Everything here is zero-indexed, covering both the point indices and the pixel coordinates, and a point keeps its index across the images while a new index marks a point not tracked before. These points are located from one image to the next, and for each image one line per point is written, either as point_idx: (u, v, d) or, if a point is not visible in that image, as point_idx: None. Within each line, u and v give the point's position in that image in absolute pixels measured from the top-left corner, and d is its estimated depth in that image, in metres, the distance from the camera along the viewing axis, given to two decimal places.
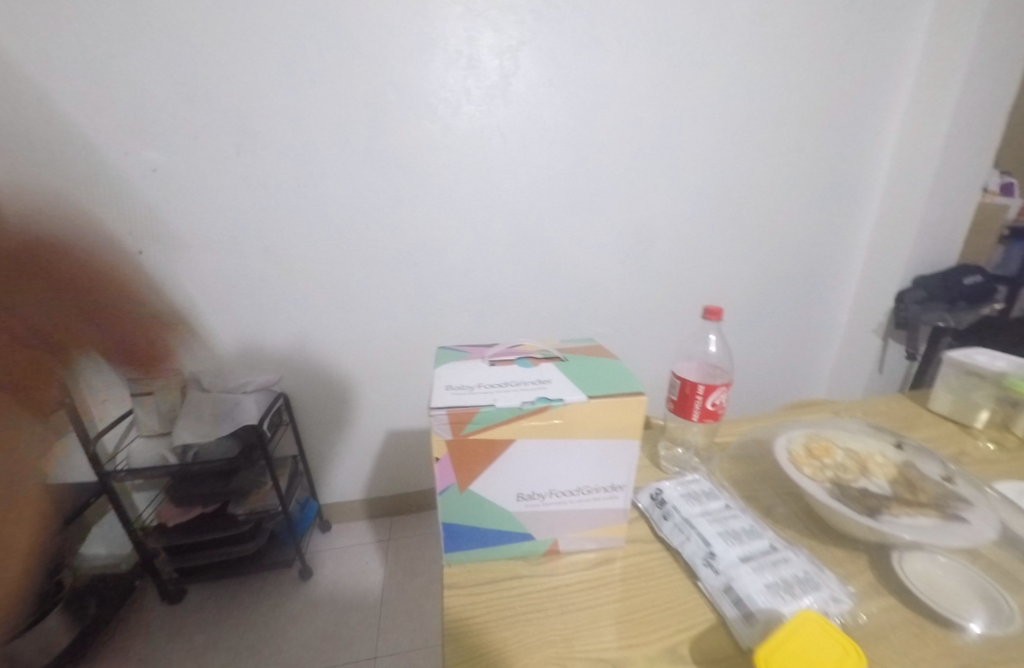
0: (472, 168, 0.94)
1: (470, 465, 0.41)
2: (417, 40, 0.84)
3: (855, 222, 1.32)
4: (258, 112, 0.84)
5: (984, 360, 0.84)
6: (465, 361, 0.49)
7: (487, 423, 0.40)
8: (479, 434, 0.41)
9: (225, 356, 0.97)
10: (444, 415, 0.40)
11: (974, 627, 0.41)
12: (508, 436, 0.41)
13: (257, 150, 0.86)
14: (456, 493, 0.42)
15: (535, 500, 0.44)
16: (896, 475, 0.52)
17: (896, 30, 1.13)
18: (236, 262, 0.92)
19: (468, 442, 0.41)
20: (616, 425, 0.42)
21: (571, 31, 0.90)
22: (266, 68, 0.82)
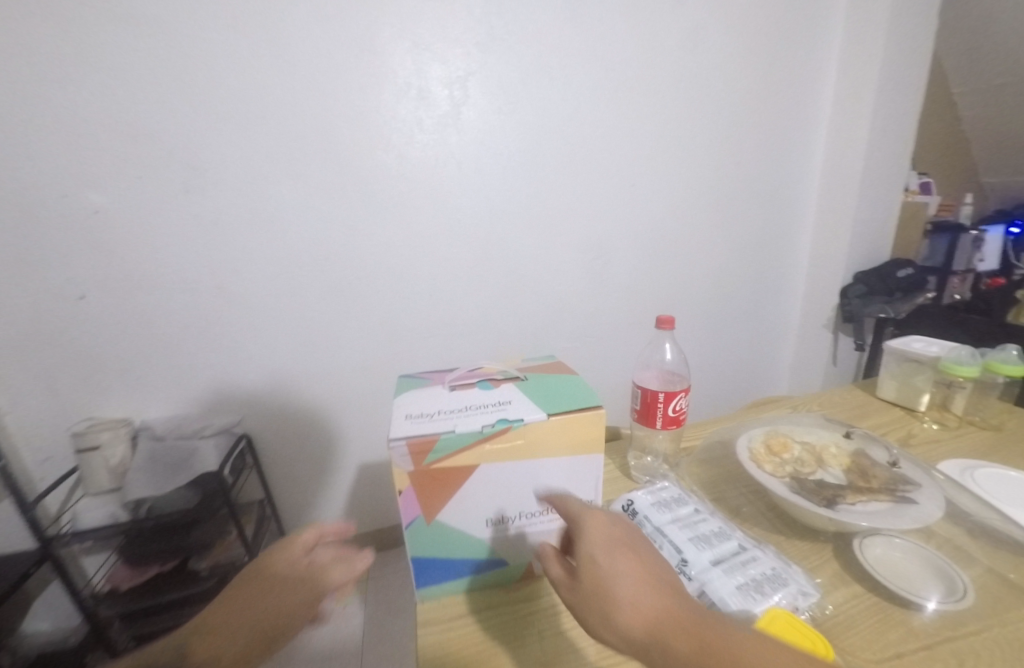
0: (428, 194, 0.95)
1: (435, 494, 0.41)
2: (366, 74, 0.85)
3: (796, 226, 1.41)
4: (204, 149, 0.82)
5: (920, 346, 0.90)
6: (425, 389, 0.48)
7: (448, 450, 0.40)
8: (441, 463, 0.40)
9: (180, 400, 0.92)
10: (404, 446, 0.40)
11: (932, 606, 0.43)
12: (471, 461, 0.41)
13: (206, 187, 0.84)
14: (423, 524, 0.41)
15: (505, 523, 0.43)
16: (849, 464, 0.54)
17: (814, 50, 1.22)
18: (189, 302, 0.88)
19: (431, 471, 0.40)
20: (578, 437, 0.43)
21: (517, 60, 0.93)
22: (210, 107, 0.80)
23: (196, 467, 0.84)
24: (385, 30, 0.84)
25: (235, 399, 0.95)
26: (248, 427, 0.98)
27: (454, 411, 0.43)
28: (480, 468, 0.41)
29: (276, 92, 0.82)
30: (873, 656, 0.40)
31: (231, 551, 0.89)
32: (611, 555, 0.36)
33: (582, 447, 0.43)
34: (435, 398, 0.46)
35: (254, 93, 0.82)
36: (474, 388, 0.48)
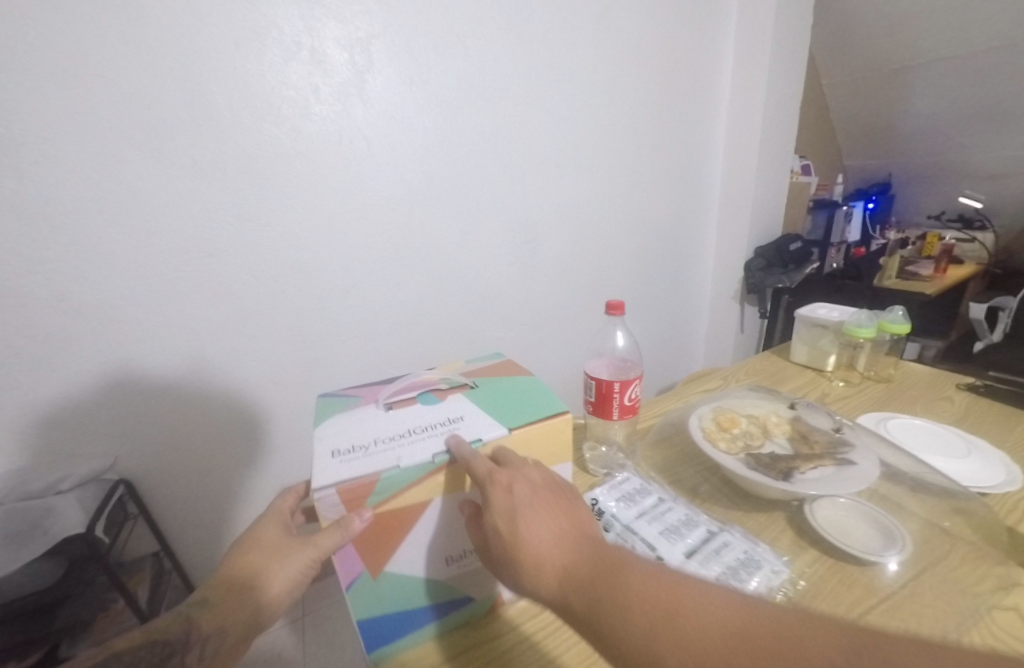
0: (337, 176, 0.83)
1: (381, 545, 0.37)
2: (244, 29, 0.71)
3: (704, 205, 1.48)
4: (16, 116, 0.61)
5: (824, 312, 0.97)
6: (359, 412, 0.45)
7: (391, 491, 0.37)
8: (383, 507, 0.37)
9: (11, 452, 0.69)
10: (332, 495, 0.36)
11: (891, 565, 0.44)
12: (420, 498, 0.38)
13: (25, 167, 0.63)
14: (368, 580, 0.37)
15: (466, 559, 0.40)
16: (791, 431, 0.55)
17: (709, 36, 1.28)
18: (12, 321, 0.66)
19: (373, 516, 0.37)
20: (539, 451, 0.42)
21: (425, 26, 0.85)
22: (23, 58, 0.60)
23: (52, 532, 0.65)
24: None
25: (100, 436, 0.74)
26: (123, 470, 0.77)
27: (395, 442, 0.40)
28: (432, 503, 0.38)
29: (120, 43, 0.64)
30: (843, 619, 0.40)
31: (119, 621, 0.74)
32: (513, 524, 0.35)
33: (549, 457, 0.43)
34: (371, 426, 0.42)
35: (88, 44, 0.63)
36: (416, 404, 0.46)
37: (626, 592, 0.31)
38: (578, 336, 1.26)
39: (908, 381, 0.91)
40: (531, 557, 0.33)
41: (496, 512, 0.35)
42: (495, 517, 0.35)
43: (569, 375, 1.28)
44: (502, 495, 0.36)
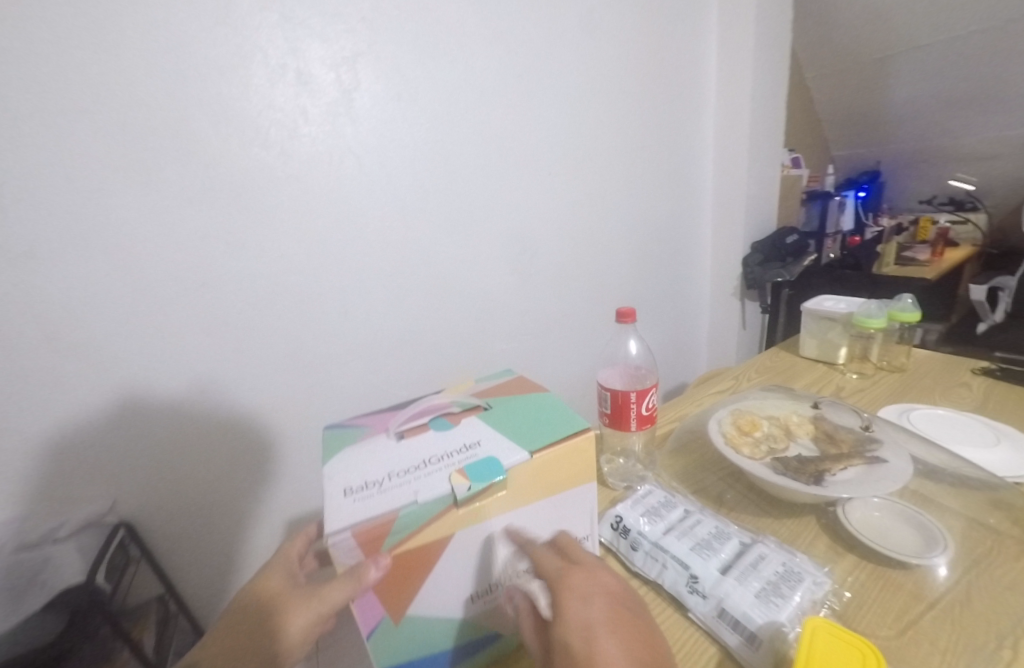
0: (330, 197, 0.82)
1: (402, 589, 0.36)
2: (226, 53, 0.70)
3: (698, 204, 1.47)
4: None
5: (831, 304, 0.95)
6: (370, 444, 0.44)
7: (409, 529, 0.36)
8: (402, 547, 0.36)
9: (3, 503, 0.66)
10: (348, 538, 0.35)
11: (941, 567, 0.42)
12: (440, 535, 0.37)
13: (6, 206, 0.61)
14: (390, 625, 0.37)
15: (490, 595, 0.40)
16: (815, 431, 0.54)
17: (691, 35, 1.28)
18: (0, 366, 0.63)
19: (392, 558, 0.35)
20: (560, 472, 0.42)
21: (409, 40, 0.84)
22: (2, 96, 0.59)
23: (50, 585, 0.63)
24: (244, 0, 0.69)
25: (97, 479, 0.71)
26: (122, 512, 0.74)
27: (410, 475, 0.39)
28: (453, 539, 0.37)
29: (102, 75, 0.63)
30: (892, 630, 0.38)
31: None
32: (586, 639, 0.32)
33: (571, 479, 0.42)
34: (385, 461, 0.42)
35: (69, 78, 0.61)
36: (429, 431, 0.45)
37: None
38: (583, 343, 1.24)
39: (922, 369, 0.90)
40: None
41: (572, 627, 0.32)
42: (568, 631, 0.32)
43: (576, 384, 1.26)
44: (575, 604, 0.33)
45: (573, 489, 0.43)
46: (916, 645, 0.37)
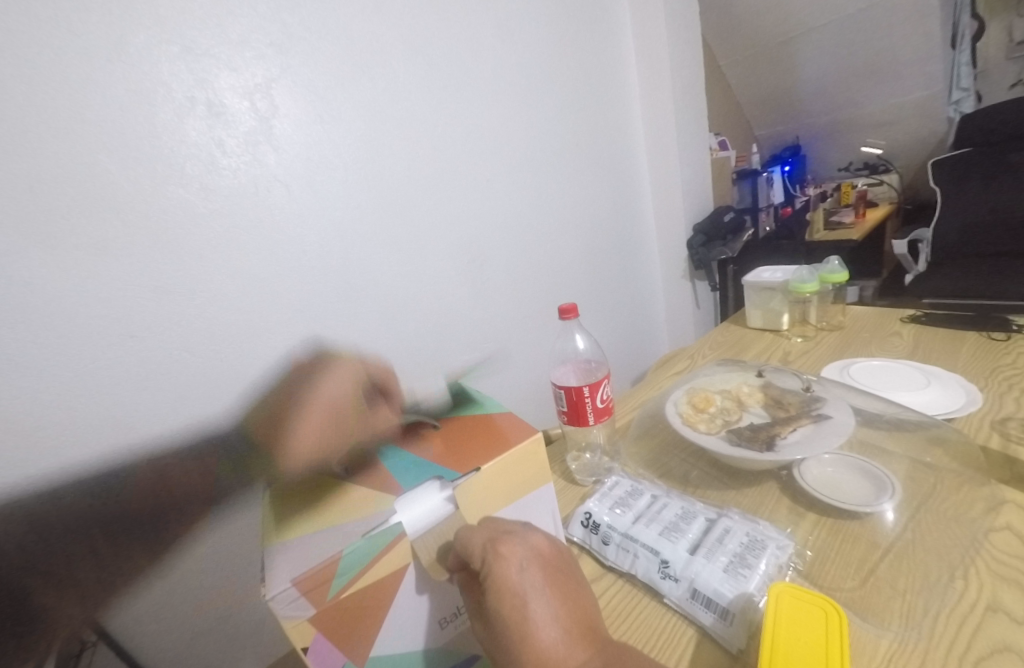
0: (258, 228, 0.79)
1: (355, 632, 0.36)
2: (128, 91, 0.66)
3: (636, 193, 1.51)
4: None
5: (769, 275, 0.99)
6: (317, 484, 0.46)
7: (359, 566, 0.36)
8: (349, 589, 0.36)
9: None
10: (292, 591, 0.34)
11: (890, 513, 0.44)
12: (394, 565, 0.37)
13: None
14: None
15: (459, 619, 0.41)
16: (764, 398, 0.55)
17: (608, 33, 1.33)
18: None
19: (339, 601, 0.35)
20: (509, 483, 0.42)
21: (328, 62, 0.83)
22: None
23: None
24: (141, 34, 0.66)
25: None
26: None
27: (354, 516, 0.39)
28: (409, 566, 0.38)
29: None
30: (855, 582, 0.39)
31: None
32: (523, 607, 0.34)
33: (524, 485, 0.43)
34: (334, 507, 0.42)
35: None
36: (377, 460, 0.47)
37: None
38: (542, 344, 1.25)
39: (857, 324, 0.95)
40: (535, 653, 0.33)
41: (506, 596, 0.34)
42: (502, 600, 0.34)
43: (541, 385, 1.26)
44: (514, 578, 0.35)
45: (522, 497, 0.44)
46: (878, 592, 0.38)
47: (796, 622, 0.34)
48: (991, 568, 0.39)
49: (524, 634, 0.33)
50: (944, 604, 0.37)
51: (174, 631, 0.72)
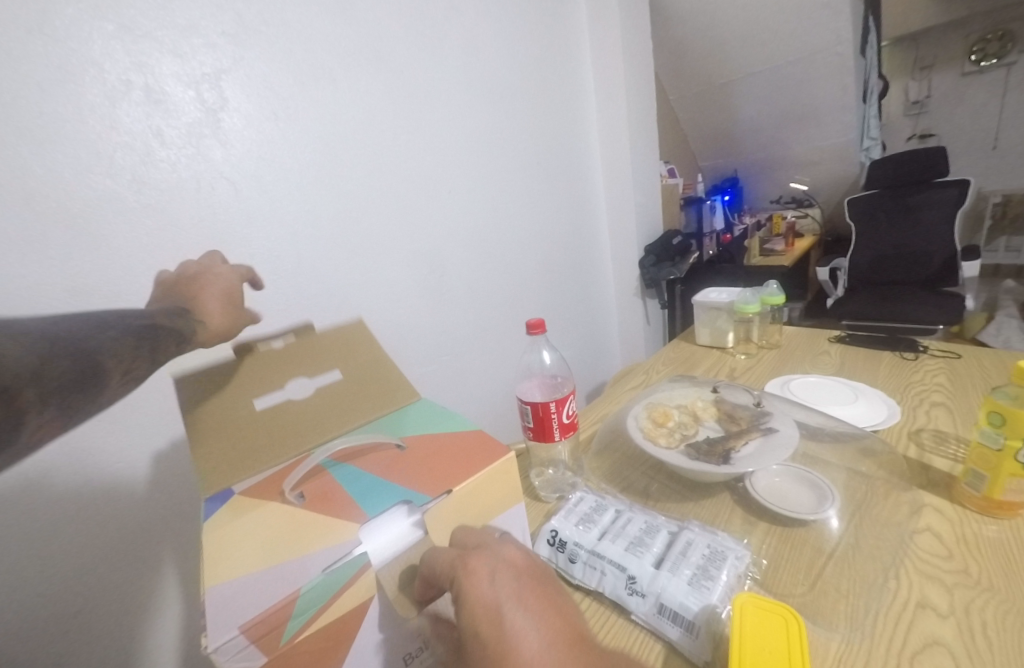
0: (202, 228, 0.74)
1: None
2: (53, 73, 0.61)
3: (591, 212, 1.56)
4: None
5: (715, 295, 1.05)
6: (268, 507, 0.43)
7: (316, 606, 0.34)
8: (305, 632, 0.34)
9: None
10: (241, 638, 0.32)
11: (834, 520, 0.47)
12: (354, 602, 0.36)
13: None
14: None
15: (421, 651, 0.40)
16: (718, 413, 0.58)
17: (567, 56, 1.38)
18: None
19: (294, 645, 0.33)
20: (478, 507, 0.42)
21: (287, 60, 0.80)
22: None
23: None
24: (70, 12, 0.61)
25: None
26: None
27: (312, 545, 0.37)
28: (372, 602, 0.37)
29: None
30: (804, 586, 0.42)
31: None
32: (499, 620, 0.33)
33: (492, 509, 0.43)
34: (290, 530, 0.39)
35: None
36: (336, 479, 0.45)
37: None
38: (500, 356, 1.26)
39: (793, 342, 1.02)
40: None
41: (478, 610, 0.33)
42: (475, 615, 0.33)
43: (498, 396, 1.27)
44: (484, 588, 0.34)
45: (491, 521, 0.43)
46: (825, 596, 0.41)
47: (756, 634, 0.35)
48: (918, 568, 0.42)
49: (504, 646, 0.32)
50: (881, 603, 0.40)
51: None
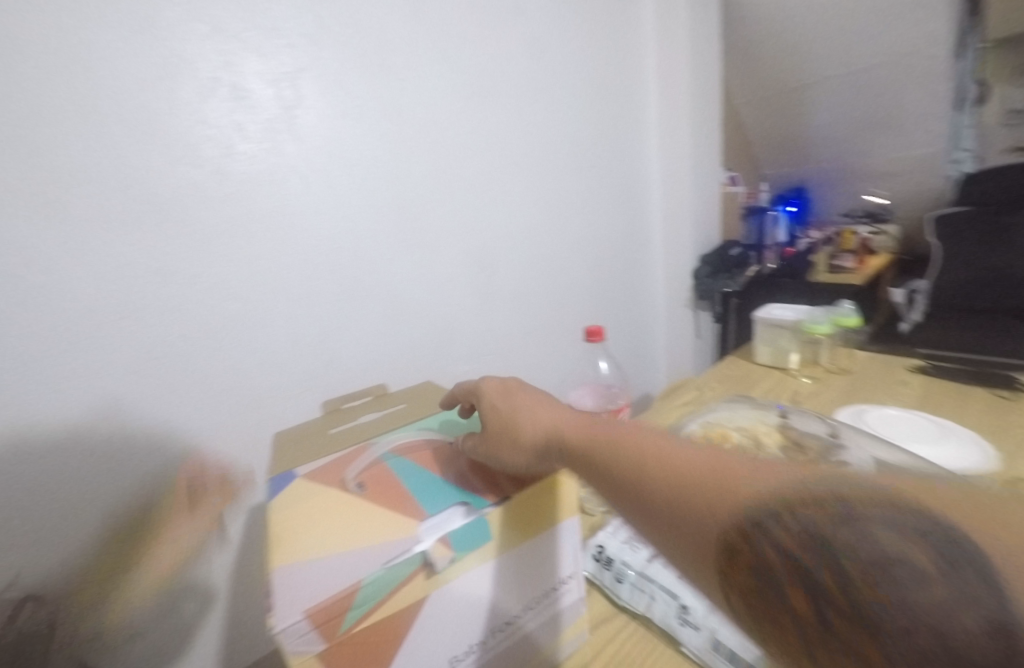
0: (271, 217, 0.77)
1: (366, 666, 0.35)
2: (147, 67, 0.64)
3: (648, 219, 1.50)
4: None
5: (780, 312, 0.99)
6: (328, 495, 0.46)
7: (374, 598, 0.35)
8: (363, 622, 0.34)
9: None
10: (303, 622, 0.32)
11: None
12: (411, 597, 0.36)
13: None
14: None
15: (473, 653, 0.40)
16: (783, 440, 0.55)
17: (633, 59, 1.34)
18: None
19: (352, 633, 0.34)
20: (536, 514, 0.43)
21: (358, 58, 0.82)
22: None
23: None
24: (168, 11, 0.64)
25: None
26: (25, 587, 0.62)
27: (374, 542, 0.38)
28: (427, 600, 0.37)
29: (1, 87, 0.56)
30: None
31: None
32: (507, 398, 0.50)
33: (548, 518, 0.44)
34: (351, 527, 0.41)
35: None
36: (395, 476, 0.48)
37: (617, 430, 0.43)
38: (544, 362, 1.23)
39: (865, 369, 0.94)
40: (524, 416, 0.48)
41: (493, 394, 0.51)
42: (491, 399, 0.51)
43: None
44: (495, 383, 0.52)
45: (546, 534, 0.44)
46: None
47: None
48: None
49: (512, 408, 0.49)
50: None
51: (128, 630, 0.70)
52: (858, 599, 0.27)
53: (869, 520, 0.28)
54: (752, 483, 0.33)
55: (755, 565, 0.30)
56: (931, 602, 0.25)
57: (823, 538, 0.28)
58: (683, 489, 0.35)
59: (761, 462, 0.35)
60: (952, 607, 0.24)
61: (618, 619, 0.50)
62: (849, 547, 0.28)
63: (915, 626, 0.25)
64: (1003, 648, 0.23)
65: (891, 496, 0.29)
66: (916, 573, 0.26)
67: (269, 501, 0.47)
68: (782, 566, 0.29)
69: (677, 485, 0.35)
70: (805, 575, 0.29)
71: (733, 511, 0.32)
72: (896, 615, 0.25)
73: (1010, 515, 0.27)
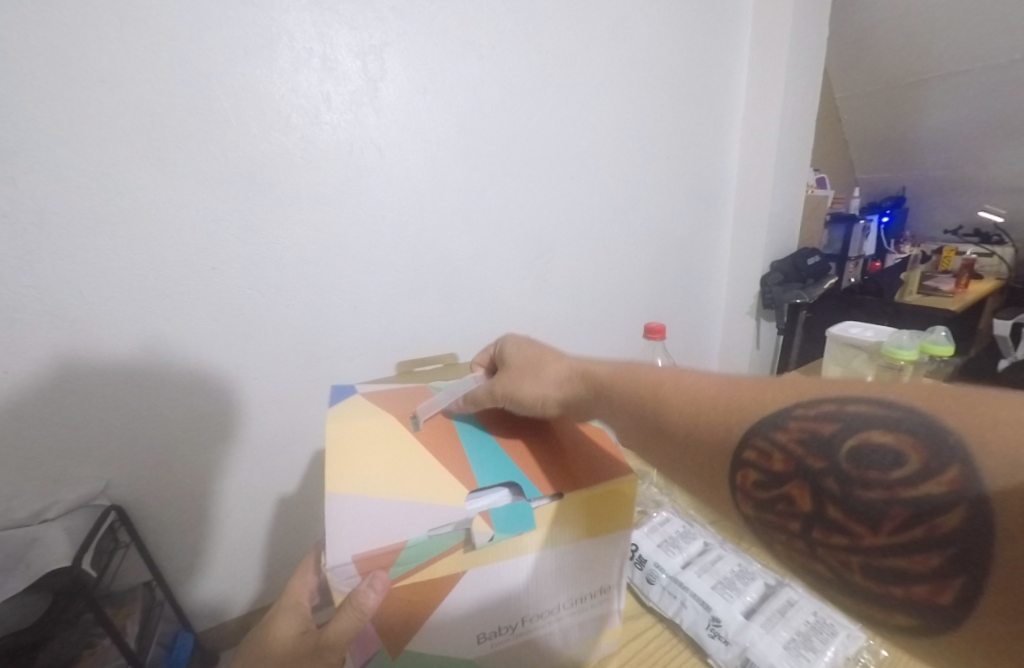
0: (347, 187, 0.80)
1: (398, 620, 0.37)
2: (248, 34, 0.68)
3: (719, 218, 1.44)
4: (9, 122, 0.58)
5: (858, 331, 0.92)
6: (393, 428, 0.50)
7: (416, 562, 0.36)
8: (404, 580, 0.36)
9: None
10: (349, 566, 0.35)
11: None
12: (448, 570, 0.37)
13: (17, 177, 0.60)
14: (387, 658, 0.39)
15: (502, 635, 0.41)
16: None
17: (726, 47, 1.26)
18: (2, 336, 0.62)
19: (392, 588, 0.36)
20: (590, 517, 0.42)
21: (441, 32, 0.82)
22: (19, 66, 0.57)
23: (35, 564, 0.61)
24: None
25: (93, 458, 0.71)
26: (114, 495, 0.74)
27: (424, 500, 0.40)
28: (464, 575, 0.38)
29: (125, 49, 0.62)
30: None
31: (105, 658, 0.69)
32: (532, 348, 0.56)
33: (603, 524, 0.42)
34: (405, 475, 0.43)
35: (83, 44, 0.60)
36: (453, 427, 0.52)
37: (637, 369, 0.46)
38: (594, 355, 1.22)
39: None
40: (547, 362, 0.53)
41: (518, 346, 0.57)
42: (517, 350, 0.57)
43: None
44: (522, 340, 0.58)
45: (595, 538, 0.42)
46: None
47: None
48: None
49: (537, 356, 0.55)
50: None
51: (189, 542, 0.82)
52: (859, 495, 0.29)
53: (879, 439, 0.30)
54: (761, 400, 0.35)
55: (769, 472, 0.33)
56: (911, 487, 0.28)
57: (825, 446, 0.31)
58: (700, 413, 0.38)
59: (763, 381, 0.37)
60: (925, 486, 0.28)
61: (645, 617, 0.50)
62: (847, 451, 0.30)
63: (903, 508, 0.28)
64: (976, 515, 0.26)
65: (868, 394, 0.32)
66: (902, 462, 0.28)
67: (329, 423, 0.51)
68: (794, 473, 0.32)
69: (691, 406, 0.39)
70: (811, 480, 0.31)
71: (743, 424, 0.35)
72: (886, 502, 0.28)
73: (970, 398, 0.29)
